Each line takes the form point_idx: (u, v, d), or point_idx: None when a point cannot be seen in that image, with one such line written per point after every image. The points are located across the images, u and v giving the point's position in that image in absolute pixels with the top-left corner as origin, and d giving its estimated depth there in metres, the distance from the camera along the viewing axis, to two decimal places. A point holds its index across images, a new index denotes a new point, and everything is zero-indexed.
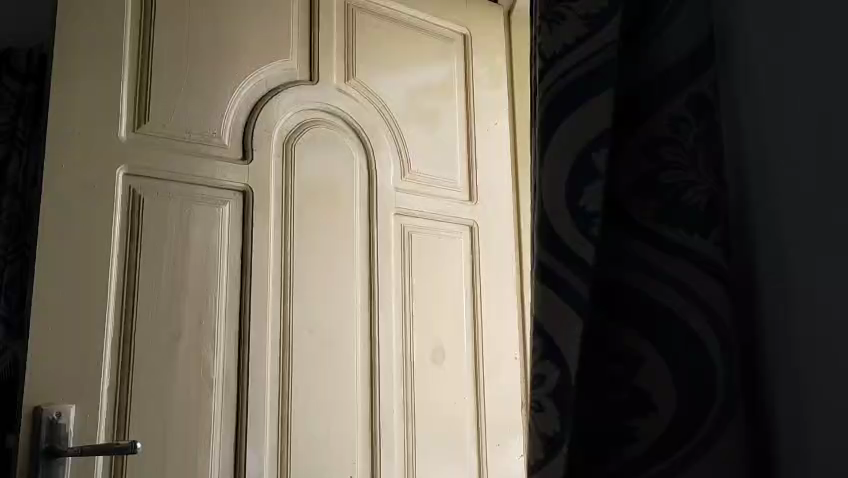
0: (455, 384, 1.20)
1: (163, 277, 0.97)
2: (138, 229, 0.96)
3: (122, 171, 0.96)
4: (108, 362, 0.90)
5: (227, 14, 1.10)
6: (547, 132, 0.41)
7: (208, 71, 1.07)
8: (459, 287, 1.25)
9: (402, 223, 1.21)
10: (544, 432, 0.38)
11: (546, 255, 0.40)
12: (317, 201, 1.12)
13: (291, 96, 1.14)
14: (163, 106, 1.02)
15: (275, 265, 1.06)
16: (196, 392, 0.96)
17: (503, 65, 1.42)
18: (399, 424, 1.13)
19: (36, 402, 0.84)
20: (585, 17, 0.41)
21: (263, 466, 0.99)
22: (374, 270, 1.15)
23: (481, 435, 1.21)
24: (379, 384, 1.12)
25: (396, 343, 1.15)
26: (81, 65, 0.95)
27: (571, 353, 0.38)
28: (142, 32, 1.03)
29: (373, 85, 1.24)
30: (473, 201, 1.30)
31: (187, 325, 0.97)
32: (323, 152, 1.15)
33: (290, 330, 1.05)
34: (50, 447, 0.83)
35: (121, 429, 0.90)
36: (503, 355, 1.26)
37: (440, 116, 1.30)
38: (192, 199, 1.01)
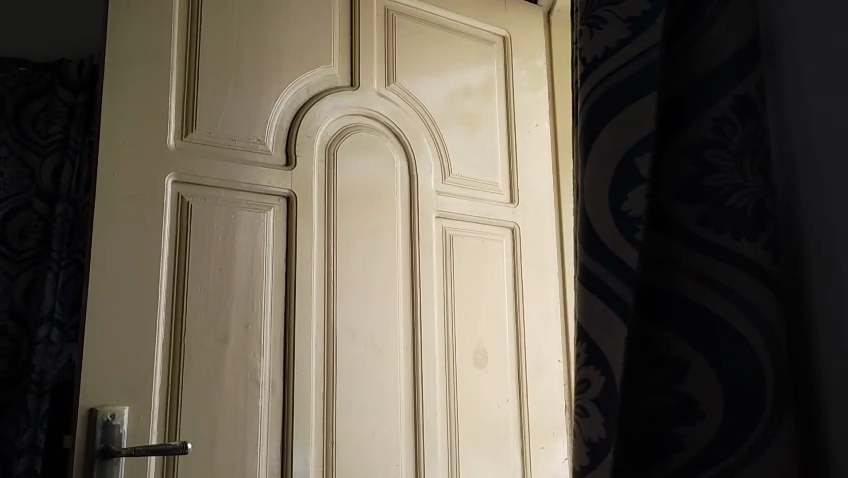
0: (499, 386, 1.20)
1: (210, 281, 0.99)
2: (185, 235, 0.98)
3: (171, 178, 0.99)
4: (160, 365, 0.93)
5: (270, 23, 1.12)
6: (589, 136, 0.41)
7: (252, 79, 1.09)
8: (502, 289, 1.25)
9: (443, 226, 1.21)
10: (589, 439, 0.38)
11: (588, 258, 0.40)
12: (359, 205, 1.13)
13: (332, 102, 1.16)
14: (209, 114, 1.04)
15: (318, 268, 1.08)
16: (243, 393, 0.98)
17: (543, 66, 1.41)
18: (443, 427, 1.13)
19: (91, 405, 0.87)
20: (625, 20, 0.40)
21: (309, 466, 1.01)
22: (416, 273, 1.16)
23: (523, 438, 1.21)
24: (422, 386, 1.12)
25: (439, 345, 1.15)
26: (130, 76, 0.99)
27: (615, 359, 0.37)
28: (189, 43, 1.05)
29: (412, 89, 1.24)
30: (514, 203, 1.30)
31: (233, 328, 0.99)
32: (365, 157, 1.16)
33: (334, 333, 1.06)
34: (104, 447, 0.86)
35: (173, 431, 0.92)
36: (546, 358, 1.26)
37: (480, 119, 1.31)
38: (238, 205, 1.03)
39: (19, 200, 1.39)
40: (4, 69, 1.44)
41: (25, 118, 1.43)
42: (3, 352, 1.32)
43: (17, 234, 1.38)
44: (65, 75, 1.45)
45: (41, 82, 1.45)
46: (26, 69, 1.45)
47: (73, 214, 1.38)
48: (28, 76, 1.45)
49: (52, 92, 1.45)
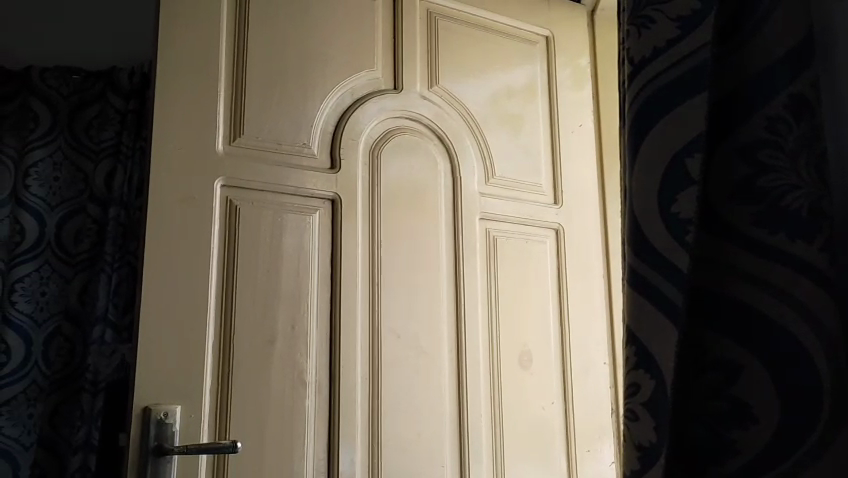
0: (544, 389, 1.19)
1: (258, 283, 1.01)
2: (235, 237, 1.01)
3: (220, 182, 1.01)
4: (210, 365, 0.95)
5: (314, 27, 1.14)
6: (638, 137, 0.40)
7: (298, 84, 1.10)
8: (546, 290, 1.24)
9: (487, 228, 1.21)
10: (640, 443, 0.38)
11: (636, 260, 0.39)
12: (403, 207, 1.14)
13: (376, 105, 1.17)
14: (256, 119, 1.06)
15: (363, 271, 1.09)
16: (291, 393, 0.99)
17: (587, 65, 1.40)
18: (488, 429, 1.13)
19: (145, 404, 0.89)
20: (675, 20, 0.40)
21: (355, 465, 1.02)
22: (460, 275, 1.16)
23: (569, 440, 1.20)
24: (466, 388, 1.12)
25: (483, 347, 1.15)
26: (180, 84, 1.01)
27: (666, 365, 0.37)
28: (237, 49, 1.07)
29: (456, 91, 1.25)
30: (559, 204, 1.29)
31: (280, 330, 1.01)
32: (408, 159, 1.17)
33: (379, 335, 1.07)
34: (158, 445, 0.88)
35: (223, 430, 0.94)
36: (591, 359, 1.24)
37: (523, 120, 1.30)
38: (284, 208, 1.05)
39: (73, 204, 1.45)
40: (59, 77, 1.48)
41: (78, 125, 1.48)
42: (59, 352, 1.38)
43: (72, 237, 1.44)
44: (116, 82, 1.48)
45: (94, 90, 1.50)
46: (80, 77, 1.50)
47: (126, 218, 1.42)
48: (81, 84, 1.49)
49: (105, 99, 1.49)
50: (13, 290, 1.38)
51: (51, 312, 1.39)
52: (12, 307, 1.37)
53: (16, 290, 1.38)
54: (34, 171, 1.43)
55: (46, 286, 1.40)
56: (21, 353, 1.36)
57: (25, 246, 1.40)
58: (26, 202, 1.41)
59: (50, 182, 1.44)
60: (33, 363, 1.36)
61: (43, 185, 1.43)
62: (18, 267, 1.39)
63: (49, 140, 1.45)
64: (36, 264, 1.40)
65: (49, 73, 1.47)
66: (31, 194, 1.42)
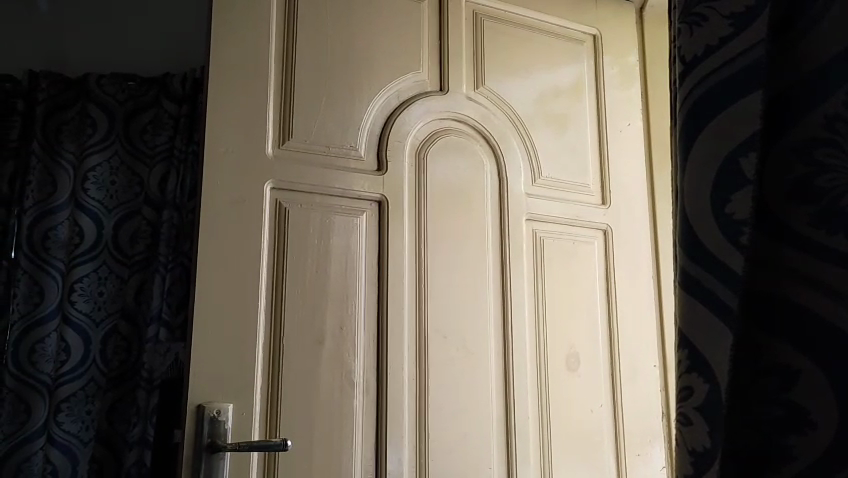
0: (592, 391, 1.18)
1: (307, 284, 1.02)
2: (284, 239, 1.02)
3: (270, 185, 1.03)
4: (261, 364, 0.97)
5: (362, 31, 1.15)
6: (688, 136, 0.40)
7: (345, 87, 1.12)
8: (594, 291, 1.22)
9: (533, 229, 1.21)
10: (693, 448, 0.37)
11: (688, 260, 0.39)
12: (449, 209, 1.14)
13: (422, 107, 1.17)
14: (304, 123, 1.07)
15: (410, 272, 1.09)
16: (339, 394, 1.00)
17: (636, 64, 1.37)
18: (535, 431, 1.12)
19: (198, 402, 0.92)
20: (727, 17, 0.39)
21: (402, 465, 1.02)
22: (506, 276, 1.16)
23: (618, 444, 1.18)
24: (513, 389, 1.12)
25: (530, 349, 1.15)
26: (233, 88, 1.03)
27: (721, 368, 0.36)
28: (286, 53, 1.09)
29: (501, 92, 1.24)
30: (606, 205, 1.28)
31: (329, 331, 1.02)
32: (454, 160, 1.17)
33: (425, 335, 1.08)
34: (211, 442, 0.90)
35: (273, 428, 0.96)
36: (641, 362, 1.23)
37: (570, 119, 1.29)
38: (331, 210, 1.06)
39: (130, 207, 1.50)
40: (115, 83, 1.53)
41: (133, 131, 1.53)
42: (116, 351, 1.42)
43: (127, 239, 1.48)
44: (169, 88, 1.53)
45: (148, 96, 1.54)
46: (135, 84, 1.54)
47: (179, 220, 1.45)
48: (136, 90, 1.54)
49: (158, 104, 1.54)
50: (73, 290, 1.43)
51: (108, 312, 1.45)
52: (71, 307, 1.42)
53: (75, 289, 1.43)
54: (91, 175, 1.49)
55: (103, 286, 1.46)
56: (80, 351, 1.41)
57: (84, 248, 1.46)
58: (85, 205, 1.47)
59: (107, 186, 1.50)
60: (91, 361, 1.42)
61: (101, 189, 1.49)
62: (77, 268, 1.44)
63: (106, 145, 1.51)
64: (93, 265, 1.46)
65: (105, 79, 1.52)
66: (89, 196, 1.48)
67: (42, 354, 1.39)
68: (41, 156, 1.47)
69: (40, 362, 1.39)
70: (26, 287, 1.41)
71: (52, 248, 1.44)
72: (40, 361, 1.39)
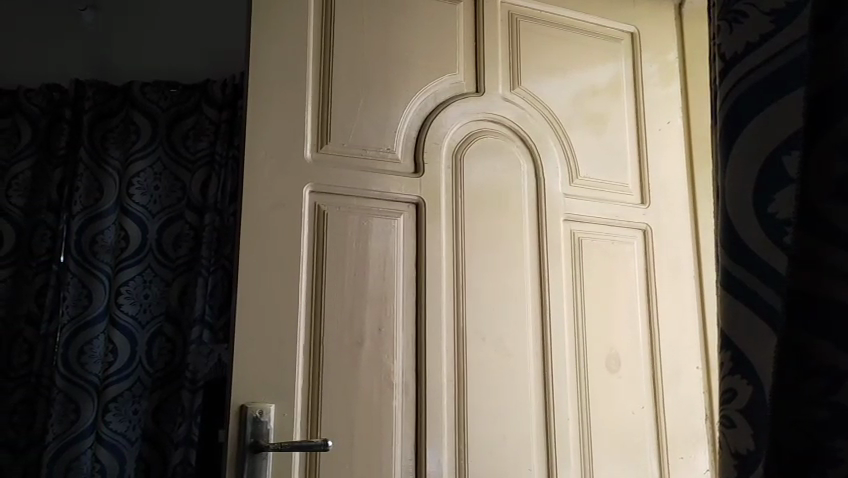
0: (634, 392, 1.17)
1: (346, 286, 1.03)
2: (323, 241, 1.03)
3: (309, 188, 1.04)
4: (302, 365, 0.98)
5: (397, 34, 1.16)
6: (729, 135, 0.40)
7: (381, 90, 1.12)
8: (634, 292, 1.21)
9: (571, 229, 1.20)
10: (736, 451, 0.37)
11: (730, 261, 0.39)
12: (487, 210, 1.14)
13: (458, 108, 1.17)
14: (342, 126, 1.09)
15: (448, 273, 1.10)
16: (379, 394, 1.01)
17: (676, 61, 1.36)
18: (575, 432, 1.12)
19: (241, 402, 0.93)
20: (769, 14, 0.38)
21: (442, 466, 1.03)
22: (545, 276, 1.15)
23: (661, 446, 1.17)
24: (553, 390, 1.11)
25: (570, 349, 1.14)
26: (271, 94, 1.05)
27: (764, 370, 0.36)
28: (323, 58, 1.10)
29: (538, 91, 1.24)
30: (646, 204, 1.26)
31: (368, 332, 1.03)
32: (492, 161, 1.17)
33: (464, 336, 1.08)
34: (254, 442, 0.92)
35: (315, 428, 0.97)
36: (683, 364, 1.21)
37: (609, 118, 1.28)
38: (369, 212, 1.07)
39: (173, 211, 1.54)
40: (158, 91, 1.57)
41: (175, 136, 1.57)
42: (162, 351, 1.47)
43: (171, 243, 1.52)
44: (210, 94, 1.55)
45: (189, 102, 1.57)
46: (177, 91, 1.58)
47: (220, 223, 1.49)
48: (178, 97, 1.58)
49: (199, 110, 1.57)
50: (120, 292, 1.47)
51: (154, 314, 1.49)
52: (118, 309, 1.46)
53: (122, 292, 1.47)
54: (136, 180, 1.53)
55: (148, 289, 1.50)
56: (126, 351, 1.45)
57: (129, 251, 1.49)
58: (131, 210, 1.51)
59: (151, 191, 1.54)
60: (138, 361, 1.46)
61: (146, 194, 1.53)
62: (124, 271, 1.48)
63: (150, 151, 1.55)
64: (139, 268, 1.50)
65: (148, 87, 1.57)
66: (135, 202, 1.52)
67: (91, 355, 1.43)
68: (89, 162, 1.51)
69: (89, 363, 1.43)
70: (76, 290, 1.45)
71: (99, 253, 1.48)
72: (89, 362, 1.43)
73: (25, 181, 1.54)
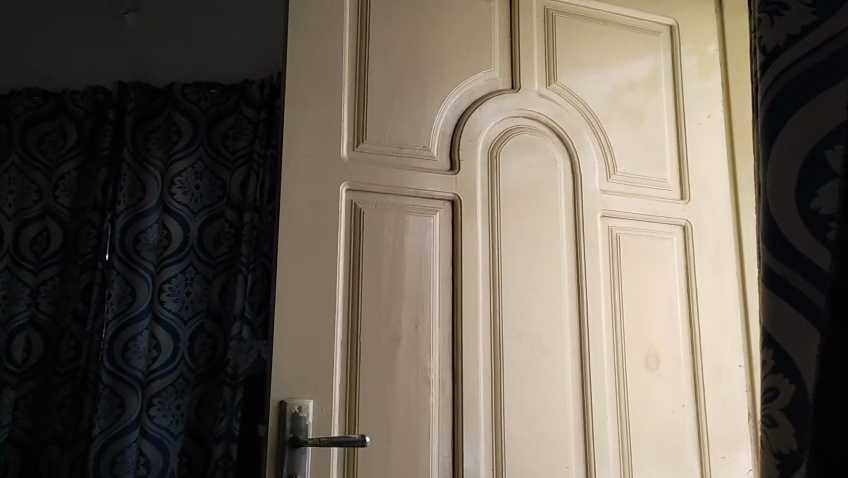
0: (674, 390, 1.15)
1: (383, 284, 1.04)
2: (360, 238, 1.04)
3: (345, 187, 1.05)
4: (340, 361, 0.99)
5: (433, 31, 1.16)
6: (770, 130, 0.39)
7: (417, 88, 1.13)
8: (674, 288, 1.19)
9: (609, 225, 1.19)
10: (778, 450, 0.37)
11: (772, 258, 0.38)
12: (524, 206, 1.14)
13: (494, 105, 1.17)
14: (378, 125, 1.09)
15: (484, 270, 1.09)
16: (415, 390, 1.02)
17: (716, 53, 1.33)
18: (613, 431, 1.11)
19: (281, 398, 0.95)
20: (811, 5, 0.37)
21: (479, 463, 1.03)
22: (582, 272, 1.14)
23: (702, 445, 1.15)
24: (591, 388, 1.10)
25: (608, 347, 1.13)
26: (308, 94, 1.06)
27: (806, 369, 0.35)
28: (359, 58, 1.11)
29: (575, 87, 1.23)
30: (686, 199, 1.24)
31: (405, 329, 1.03)
32: (528, 157, 1.16)
33: (500, 333, 1.08)
34: (293, 437, 0.93)
35: (353, 423, 0.98)
36: (724, 362, 1.19)
37: (647, 113, 1.26)
38: (405, 210, 1.08)
39: (213, 210, 1.57)
40: (198, 92, 1.60)
41: (216, 137, 1.60)
42: (203, 347, 1.51)
43: (212, 241, 1.55)
44: (249, 94, 1.58)
45: (229, 102, 1.60)
46: (216, 91, 1.61)
47: (259, 221, 1.51)
48: (218, 97, 1.60)
49: (239, 110, 1.59)
50: (162, 290, 1.50)
51: (195, 310, 1.52)
52: (161, 306, 1.49)
53: (165, 289, 1.50)
54: (178, 180, 1.55)
55: (190, 286, 1.53)
56: (169, 348, 1.48)
57: (172, 249, 1.53)
58: (173, 209, 1.54)
59: (193, 190, 1.57)
60: (181, 357, 1.49)
61: (187, 193, 1.56)
62: (167, 269, 1.51)
63: (191, 151, 1.58)
64: (181, 266, 1.53)
65: (189, 88, 1.60)
66: (176, 201, 1.54)
67: (135, 352, 1.47)
68: (132, 163, 1.56)
69: (133, 359, 1.46)
70: (120, 287, 1.49)
71: (143, 251, 1.52)
72: (134, 358, 1.46)
73: (71, 181, 1.58)
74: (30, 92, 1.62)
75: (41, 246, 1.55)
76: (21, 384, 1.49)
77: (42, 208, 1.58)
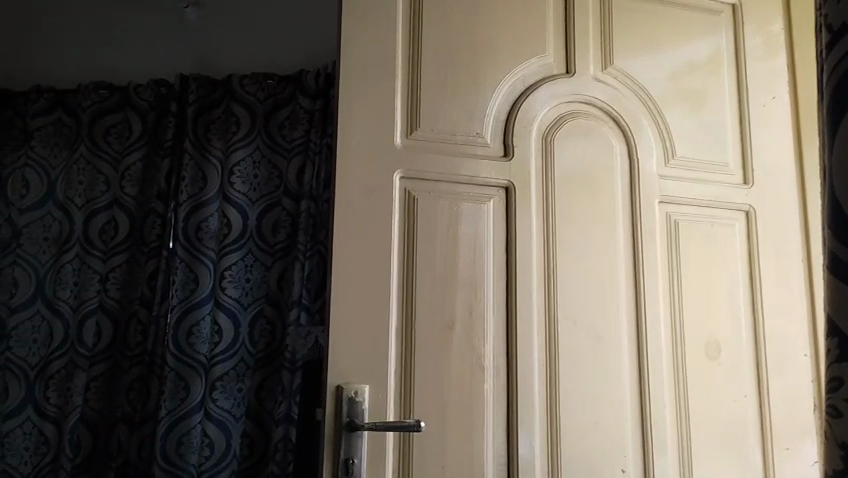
0: (735, 380, 1.12)
1: (436, 271, 1.05)
2: (413, 226, 1.05)
3: (399, 175, 1.06)
4: (394, 348, 1.00)
5: (486, 17, 1.15)
6: (837, 112, 0.37)
7: (470, 75, 1.12)
8: (735, 276, 1.16)
9: (667, 211, 1.16)
10: (844, 441, 0.36)
11: (837, 244, 0.37)
12: (579, 193, 1.12)
13: (548, 90, 1.16)
14: (431, 112, 1.10)
15: (538, 257, 1.09)
16: (469, 377, 1.02)
17: (781, 32, 1.28)
18: (672, 420, 1.09)
19: (337, 383, 0.97)
20: None
21: (534, 450, 1.03)
22: (639, 258, 1.12)
23: (765, 437, 1.12)
24: (649, 377, 1.09)
25: (666, 335, 1.11)
26: (362, 83, 1.07)
27: None
28: (412, 47, 1.11)
29: (631, 70, 1.20)
30: (749, 184, 1.20)
31: (459, 315, 1.04)
32: (583, 143, 1.15)
33: (555, 320, 1.07)
34: (350, 421, 0.95)
35: (408, 409, 0.99)
36: (788, 351, 1.15)
37: (707, 95, 1.22)
38: (458, 197, 1.08)
39: (271, 198, 1.61)
40: (256, 83, 1.63)
41: (273, 126, 1.63)
42: (263, 333, 1.55)
43: (270, 229, 1.59)
44: (304, 84, 1.60)
45: (285, 93, 1.63)
46: (273, 82, 1.64)
47: (315, 210, 1.54)
48: (274, 88, 1.64)
49: (295, 100, 1.62)
50: (224, 276, 1.55)
51: (255, 297, 1.57)
52: (223, 293, 1.54)
53: (226, 276, 1.55)
54: (237, 169, 1.60)
55: (250, 273, 1.57)
56: (231, 334, 1.53)
57: (233, 237, 1.57)
58: (232, 198, 1.58)
59: (251, 180, 1.61)
60: (241, 343, 1.54)
61: (246, 182, 1.60)
62: (229, 255, 1.56)
63: (249, 141, 1.61)
64: (241, 253, 1.57)
65: (247, 79, 1.63)
66: (235, 190, 1.59)
67: (198, 337, 1.51)
68: (193, 153, 1.60)
69: (197, 343, 1.51)
70: (183, 274, 1.54)
71: (204, 239, 1.56)
72: (197, 343, 1.51)
73: (136, 172, 1.64)
74: (97, 86, 1.68)
75: (110, 235, 1.62)
76: (91, 367, 1.55)
77: (109, 199, 1.64)
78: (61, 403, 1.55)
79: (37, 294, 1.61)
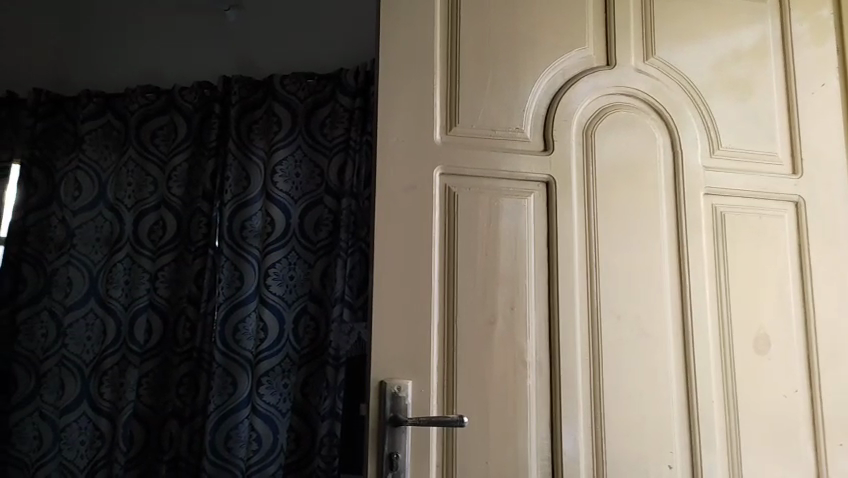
0: (785, 375, 1.10)
1: (477, 267, 1.05)
2: (454, 222, 1.05)
3: (439, 171, 1.06)
4: (436, 343, 1.01)
5: (524, 12, 1.14)
6: None
7: (509, 70, 1.12)
8: (785, 268, 1.13)
9: (713, 203, 1.14)
10: None
11: None
12: (620, 186, 1.11)
13: (588, 83, 1.15)
14: (470, 108, 1.10)
15: (580, 252, 1.08)
16: (511, 372, 1.02)
17: (830, 17, 1.24)
18: (720, 416, 1.07)
19: (380, 378, 0.98)
20: None
21: (578, 446, 1.02)
22: (683, 251, 1.11)
23: (818, 433, 1.09)
24: (695, 373, 1.07)
25: (712, 329, 1.09)
26: (401, 81, 1.08)
27: None
28: (450, 43, 1.11)
29: (674, 60, 1.18)
30: (798, 175, 1.17)
31: (501, 311, 1.04)
32: (625, 135, 1.13)
33: (598, 314, 1.06)
34: (394, 416, 0.96)
35: (450, 404, 1.00)
36: (841, 345, 1.12)
37: (753, 84, 1.19)
38: (499, 192, 1.08)
39: (314, 196, 1.63)
40: (296, 83, 1.65)
41: (314, 125, 1.65)
42: (307, 329, 1.57)
43: (313, 227, 1.61)
44: (344, 82, 1.62)
45: (325, 91, 1.65)
46: (313, 81, 1.66)
47: (356, 207, 1.56)
48: (314, 87, 1.65)
49: (335, 99, 1.64)
50: (269, 273, 1.57)
51: (298, 294, 1.59)
52: (267, 290, 1.56)
53: (270, 274, 1.57)
54: (279, 168, 1.62)
55: (293, 270, 1.60)
56: (276, 331, 1.56)
57: (275, 235, 1.59)
58: (275, 197, 1.60)
59: (293, 178, 1.63)
60: (285, 339, 1.56)
61: (288, 181, 1.63)
62: (272, 253, 1.58)
63: (291, 140, 1.64)
64: (284, 251, 1.60)
65: (288, 79, 1.65)
66: (278, 189, 1.61)
67: (244, 333, 1.56)
68: (237, 153, 1.63)
69: (243, 340, 1.56)
70: (228, 272, 1.58)
71: (248, 238, 1.60)
72: (243, 340, 1.56)
73: (183, 173, 1.67)
74: (144, 90, 1.72)
75: (158, 234, 1.66)
76: (143, 363, 1.60)
77: (157, 199, 1.68)
78: (114, 399, 1.60)
79: (91, 293, 1.66)
